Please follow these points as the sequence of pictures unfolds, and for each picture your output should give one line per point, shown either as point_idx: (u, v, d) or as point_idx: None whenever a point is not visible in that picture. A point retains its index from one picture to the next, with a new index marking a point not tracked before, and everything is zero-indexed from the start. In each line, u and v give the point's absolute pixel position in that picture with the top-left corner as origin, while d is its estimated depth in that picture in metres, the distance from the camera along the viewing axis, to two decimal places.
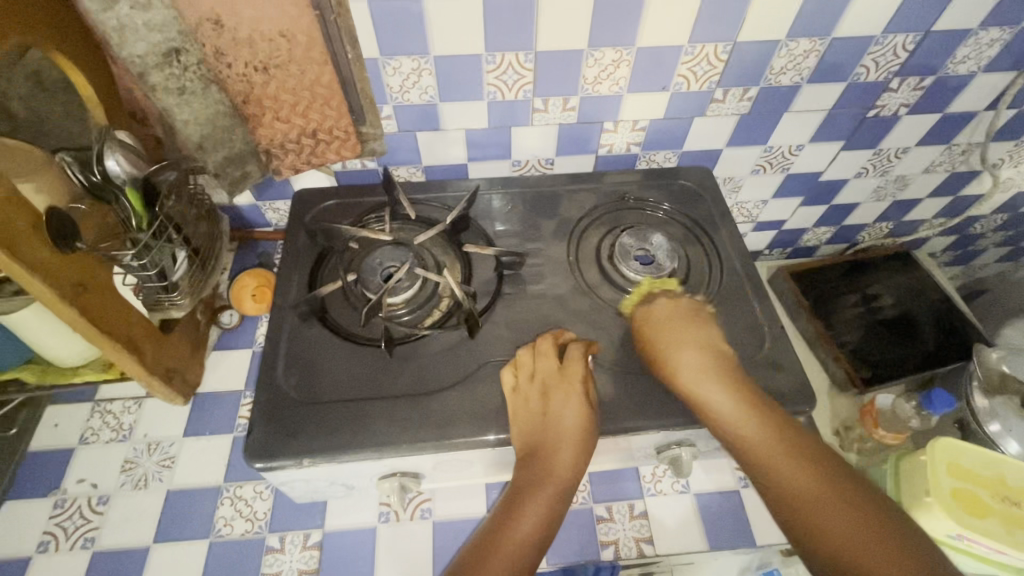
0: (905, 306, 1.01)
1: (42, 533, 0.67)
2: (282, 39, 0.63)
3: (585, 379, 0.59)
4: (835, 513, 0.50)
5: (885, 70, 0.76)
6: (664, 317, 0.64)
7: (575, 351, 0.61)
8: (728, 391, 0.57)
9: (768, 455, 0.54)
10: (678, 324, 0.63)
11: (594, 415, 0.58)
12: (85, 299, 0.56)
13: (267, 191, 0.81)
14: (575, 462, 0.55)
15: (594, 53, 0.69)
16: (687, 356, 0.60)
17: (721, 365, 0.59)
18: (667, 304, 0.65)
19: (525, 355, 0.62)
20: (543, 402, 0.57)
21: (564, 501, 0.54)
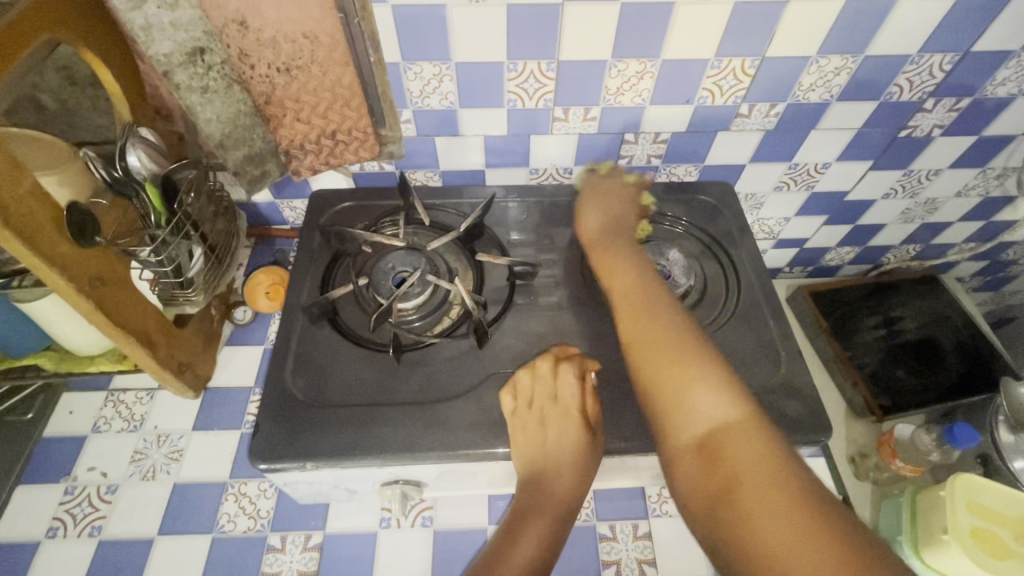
0: (930, 333, 0.97)
1: (52, 519, 0.68)
2: (305, 41, 0.63)
3: (580, 398, 0.59)
4: (671, 339, 0.55)
5: (920, 90, 0.73)
6: (591, 209, 0.74)
7: (564, 368, 0.61)
8: (622, 257, 0.67)
9: (631, 295, 0.61)
10: (598, 214, 0.73)
11: (596, 439, 0.57)
12: (102, 292, 0.57)
13: (286, 190, 0.82)
14: (570, 483, 0.55)
15: (617, 63, 0.68)
16: (595, 231, 0.71)
17: (619, 241, 0.69)
18: (589, 192, 0.76)
19: (527, 377, 0.61)
20: (539, 429, 0.57)
21: (567, 519, 0.55)
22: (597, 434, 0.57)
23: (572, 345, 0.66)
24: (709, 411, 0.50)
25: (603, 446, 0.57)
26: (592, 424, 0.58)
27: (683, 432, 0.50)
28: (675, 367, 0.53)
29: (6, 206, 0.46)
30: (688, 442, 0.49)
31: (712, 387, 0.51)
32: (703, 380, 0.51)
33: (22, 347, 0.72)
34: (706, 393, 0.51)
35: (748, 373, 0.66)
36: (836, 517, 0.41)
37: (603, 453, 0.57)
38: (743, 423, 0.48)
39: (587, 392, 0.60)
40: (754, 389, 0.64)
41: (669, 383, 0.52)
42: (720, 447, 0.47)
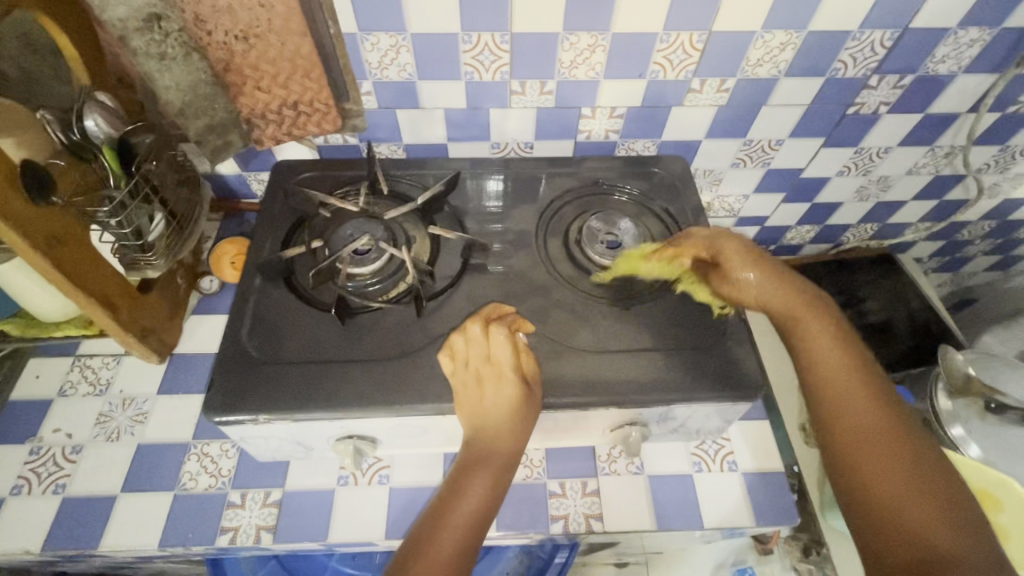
0: (886, 311, 1.01)
1: (17, 477, 0.70)
2: (262, 9, 0.65)
3: (515, 359, 0.61)
4: (888, 440, 0.56)
5: (864, 66, 0.76)
6: (742, 258, 0.68)
7: (499, 329, 0.62)
8: (819, 321, 0.63)
9: (839, 372, 0.60)
10: (759, 267, 0.67)
11: (533, 396, 0.59)
12: (60, 252, 0.58)
13: (252, 161, 0.83)
14: (512, 443, 0.59)
15: (569, 36, 0.70)
16: (768, 288, 0.66)
17: (812, 302, 0.65)
18: (719, 237, 0.70)
19: (466, 342, 0.62)
20: (480, 392, 0.59)
21: (512, 467, 0.59)
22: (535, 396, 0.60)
23: (525, 311, 0.68)
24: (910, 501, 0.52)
25: (540, 400, 0.60)
26: (530, 383, 0.60)
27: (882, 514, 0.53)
28: (886, 466, 0.54)
29: None
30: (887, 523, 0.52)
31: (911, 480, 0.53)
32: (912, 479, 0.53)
33: None
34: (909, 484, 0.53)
35: None
36: None
37: (540, 406, 0.60)
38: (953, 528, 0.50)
39: (527, 353, 0.63)
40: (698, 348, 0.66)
41: (865, 468, 0.55)
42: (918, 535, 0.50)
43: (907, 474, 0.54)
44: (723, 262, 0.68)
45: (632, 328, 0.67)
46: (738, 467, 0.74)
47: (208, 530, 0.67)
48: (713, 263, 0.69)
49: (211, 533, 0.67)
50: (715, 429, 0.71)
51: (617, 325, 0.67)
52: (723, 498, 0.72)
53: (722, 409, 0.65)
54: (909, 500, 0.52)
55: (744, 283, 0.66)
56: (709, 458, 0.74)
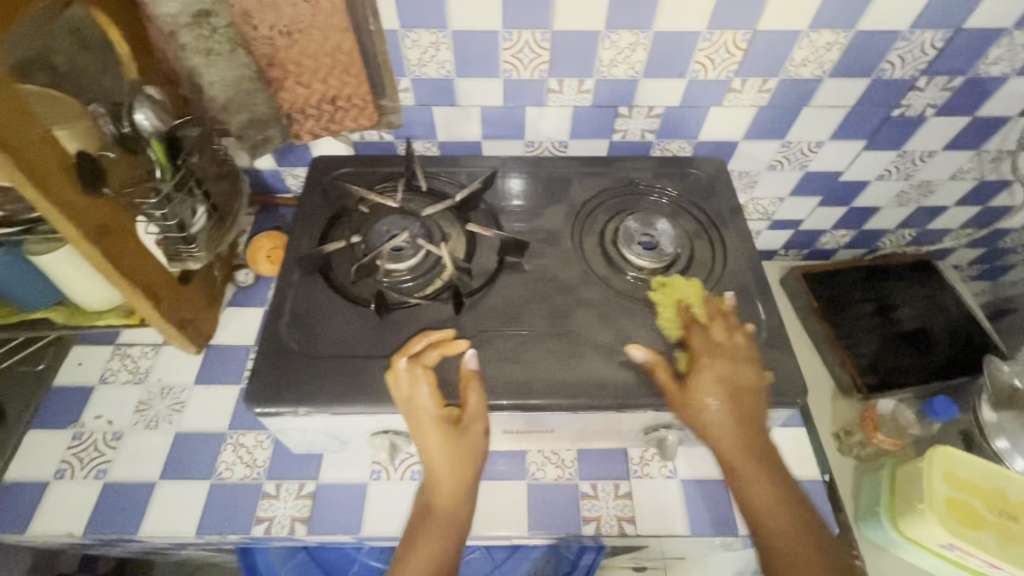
0: (923, 320, 0.97)
1: (60, 462, 0.72)
2: (305, 6, 0.65)
3: (439, 402, 0.58)
4: None
5: (912, 67, 0.74)
6: (711, 382, 0.60)
7: (417, 368, 0.59)
8: (741, 441, 0.58)
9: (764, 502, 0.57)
10: (726, 399, 0.59)
11: (466, 433, 0.58)
12: (109, 242, 0.59)
13: (288, 157, 0.84)
14: (457, 480, 0.59)
15: (611, 34, 0.69)
16: (727, 424, 0.59)
17: (740, 420, 0.59)
18: (710, 342, 0.63)
19: (392, 391, 0.59)
20: (414, 435, 0.59)
21: (462, 500, 0.60)
22: (470, 432, 0.58)
23: (560, 311, 0.67)
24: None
25: (475, 433, 0.58)
26: (464, 423, 0.58)
27: None
28: None
29: (19, 145, 0.48)
30: None
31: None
32: None
33: (35, 300, 0.76)
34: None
35: None
36: None
37: (476, 439, 0.58)
38: None
39: (467, 389, 0.59)
40: None
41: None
42: None
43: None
44: (693, 380, 0.60)
45: (669, 330, 0.66)
46: None
47: (244, 519, 0.68)
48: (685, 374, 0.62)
49: (247, 523, 0.68)
50: None
51: (654, 327, 0.66)
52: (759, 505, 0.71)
53: None
54: None
55: (703, 416, 0.59)
56: None
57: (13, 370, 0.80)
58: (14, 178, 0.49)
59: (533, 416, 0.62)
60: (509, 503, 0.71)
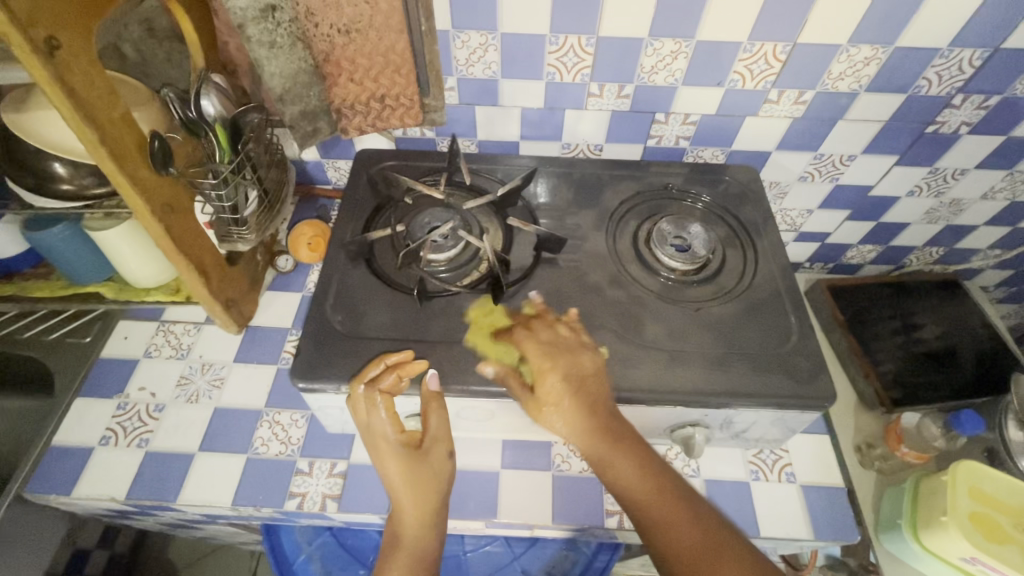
0: (948, 339, 0.97)
1: (105, 429, 0.75)
2: (365, 6, 0.68)
3: (398, 426, 0.61)
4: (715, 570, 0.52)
5: (948, 85, 0.75)
6: (556, 384, 0.59)
7: (374, 395, 0.59)
8: (586, 425, 0.59)
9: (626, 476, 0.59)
10: (566, 398, 0.59)
11: (424, 454, 0.61)
12: (170, 219, 0.62)
13: (333, 150, 0.88)
14: (422, 505, 0.61)
15: (653, 42, 0.72)
16: (578, 412, 0.59)
17: (590, 402, 0.59)
18: (543, 346, 0.61)
19: (353, 413, 0.61)
20: (376, 461, 0.62)
21: (428, 532, 0.61)
22: (431, 453, 0.62)
23: (591, 307, 0.69)
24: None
25: (433, 454, 0.62)
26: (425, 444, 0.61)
27: None
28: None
29: (101, 119, 0.51)
30: None
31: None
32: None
33: (88, 275, 0.80)
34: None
35: (761, 341, 0.67)
36: None
37: (435, 460, 0.62)
38: None
39: (429, 410, 0.61)
40: (763, 355, 0.66)
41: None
42: None
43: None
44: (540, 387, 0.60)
45: (699, 330, 0.67)
46: (797, 479, 0.74)
47: (278, 494, 0.70)
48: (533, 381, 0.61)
49: (281, 497, 0.70)
50: (775, 439, 0.71)
51: (685, 326, 0.68)
52: (781, 509, 0.72)
53: (785, 417, 0.65)
54: None
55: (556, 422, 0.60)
56: (767, 468, 0.74)
57: (63, 341, 0.83)
58: (92, 148, 0.52)
59: None
60: (534, 493, 0.72)
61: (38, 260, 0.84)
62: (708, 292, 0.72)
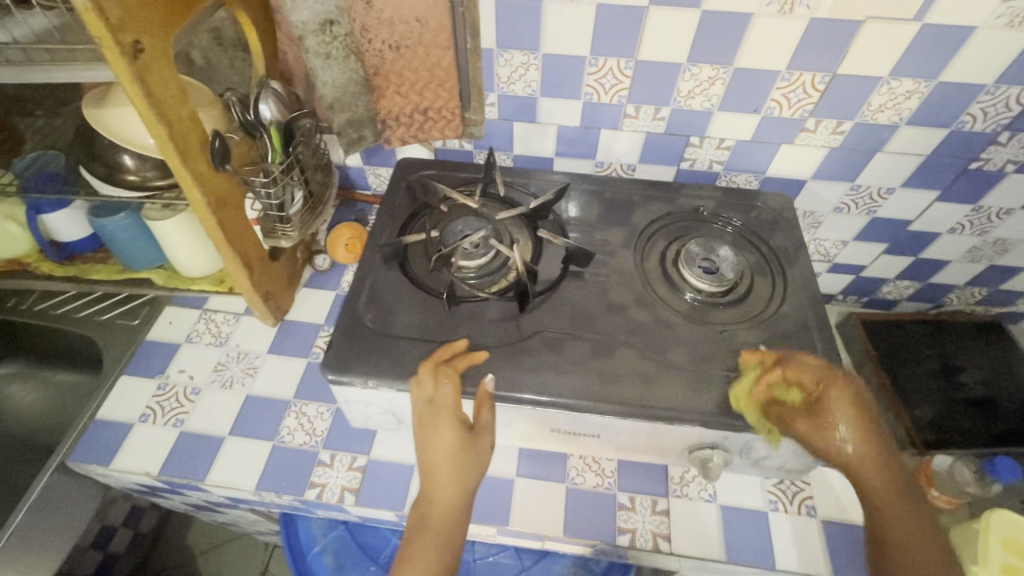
0: (988, 383, 0.94)
1: (145, 407, 0.79)
2: (416, 24, 0.72)
3: (458, 404, 0.62)
4: None
5: (994, 121, 0.74)
6: (839, 401, 0.62)
7: (444, 369, 0.63)
8: (854, 434, 0.61)
9: (886, 501, 0.59)
10: (853, 423, 0.61)
11: (474, 440, 0.62)
12: (223, 213, 0.66)
13: (374, 157, 0.92)
14: (456, 489, 0.61)
15: (691, 68, 0.73)
16: (851, 421, 0.61)
17: (861, 413, 0.62)
18: (818, 371, 0.64)
19: (414, 386, 0.63)
20: (423, 433, 0.62)
21: (458, 510, 0.61)
22: (480, 442, 0.62)
23: (615, 322, 0.70)
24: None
25: (483, 442, 0.62)
26: (475, 430, 0.62)
27: None
28: None
29: (170, 115, 0.56)
30: None
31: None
32: None
33: (142, 261, 0.85)
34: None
35: None
36: None
37: (483, 449, 0.62)
38: None
39: (481, 404, 0.63)
40: None
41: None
42: None
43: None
44: (820, 403, 0.62)
45: (722, 352, 0.67)
46: (817, 513, 0.72)
47: (300, 482, 0.72)
48: (809, 400, 0.63)
49: (302, 486, 0.72)
50: (796, 470, 0.70)
51: (709, 348, 0.68)
52: (798, 543, 0.70)
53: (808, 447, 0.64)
54: None
55: (841, 446, 0.60)
56: (785, 499, 0.73)
57: (113, 322, 0.89)
58: (161, 143, 0.56)
59: (582, 418, 0.65)
60: (547, 504, 0.72)
61: (99, 244, 0.90)
62: (735, 315, 0.72)
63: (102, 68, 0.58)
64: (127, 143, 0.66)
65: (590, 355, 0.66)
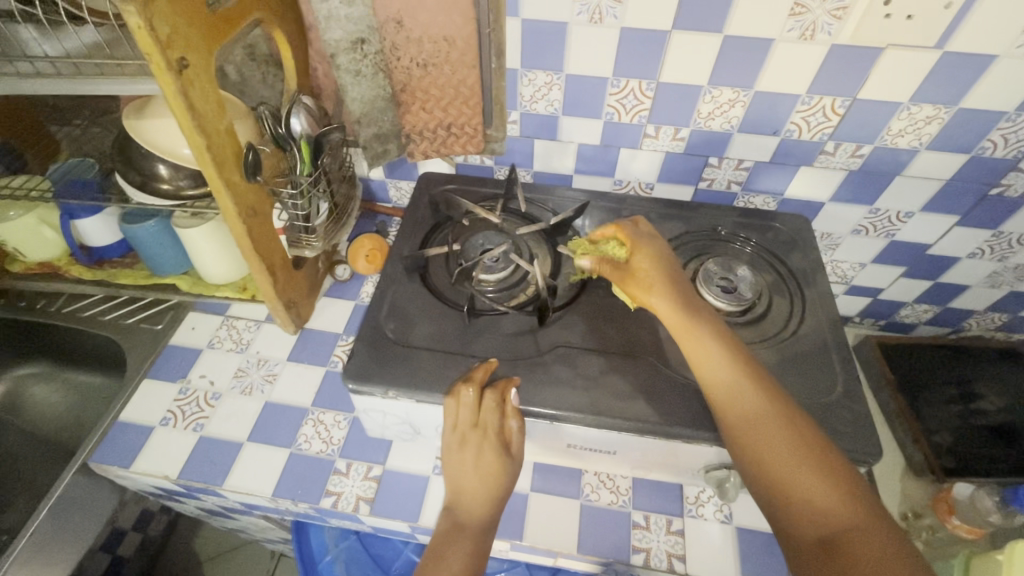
0: (1010, 411, 0.92)
1: (166, 411, 0.80)
2: (444, 43, 0.74)
3: (498, 427, 0.64)
4: (789, 447, 0.54)
5: (1015, 148, 0.74)
6: (644, 259, 0.68)
7: (490, 395, 0.63)
8: (661, 284, 0.66)
9: (697, 346, 0.61)
10: (657, 276, 0.66)
11: (510, 460, 0.64)
12: (252, 222, 0.68)
13: (397, 171, 0.94)
14: (490, 505, 0.62)
15: (712, 90, 0.75)
16: (659, 271, 0.67)
17: (665, 264, 0.68)
18: (640, 232, 0.71)
19: (456, 411, 0.63)
20: (460, 452, 0.63)
21: (492, 524, 0.62)
22: (514, 459, 0.65)
23: (632, 339, 0.70)
24: (828, 513, 0.51)
25: (517, 461, 0.65)
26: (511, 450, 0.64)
27: (808, 531, 0.51)
28: (771, 449, 0.55)
29: (209, 127, 0.58)
30: (813, 535, 0.50)
31: (849, 501, 0.51)
32: (811, 473, 0.53)
33: (169, 267, 0.88)
34: (832, 509, 0.51)
35: (804, 389, 0.67)
36: (873, 524, 0.49)
37: (516, 467, 0.65)
38: (859, 520, 0.50)
39: (517, 424, 0.64)
40: (805, 403, 0.65)
41: (798, 494, 0.52)
42: (846, 539, 0.49)
43: (883, 557, 0.47)
44: (632, 262, 0.68)
45: None
46: None
47: (316, 490, 0.73)
48: (625, 261, 0.69)
49: (318, 494, 0.73)
50: None
51: None
52: None
53: None
54: (795, 484, 0.53)
55: (650, 301, 0.65)
56: None
57: (138, 326, 0.91)
58: (199, 154, 0.58)
59: (599, 434, 0.65)
60: (560, 520, 0.72)
61: (128, 249, 0.92)
62: (753, 334, 0.72)
63: (150, 82, 0.60)
64: (153, 148, 0.69)
65: (608, 370, 0.66)
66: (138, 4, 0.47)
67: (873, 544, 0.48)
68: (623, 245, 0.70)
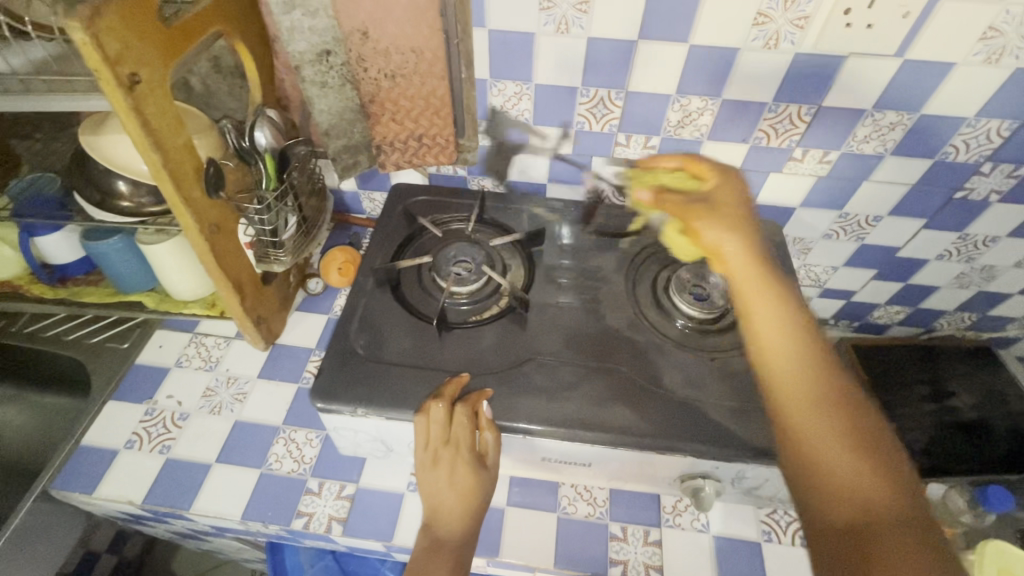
0: (981, 410, 0.93)
1: (131, 433, 0.78)
2: (412, 54, 0.72)
3: (472, 441, 0.62)
4: (835, 426, 0.49)
5: (976, 153, 0.76)
6: (722, 193, 0.61)
7: (462, 409, 0.62)
8: (737, 227, 0.59)
9: (756, 301, 0.56)
10: (740, 218, 0.59)
11: (486, 474, 0.63)
12: (216, 238, 0.66)
13: (370, 181, 0.93)
14: (468, 521, 0.61)
15: (681, 99, 0.75)
16: (740, 212, 0.60)
17: (744, 207, 0.61)
18: (716, 165, 0.64)
19: (426, 429, 0.62)
20: (433, 471, 0.62)
21: (470, 540, 0.60)
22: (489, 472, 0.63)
23: (605, 347, 0.70)
24: (865, 500, 0.46)
25: (492, 475, 0.64)
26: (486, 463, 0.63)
27: (837, 517, 0.46)
28: (815, 423, 0.50)
29: (165, 143, 0.56)
30: (844, 521, 0.46)
31: (893, 492, 0.46)
32: (853, 458, 0.48)
33: (134, 284, 0.85)
34: (872, 495, 0.46)
35: None
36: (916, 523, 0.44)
37: (492, 480, 0.64)
38: (898, 515, 0.45)
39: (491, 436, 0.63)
40: None
41: (833, 476, 0.48)
42: (878, 533, 0.44)
43: (913, 553, 0.42)
44: (713, 195, 0.61)
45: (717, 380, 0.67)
46: None
47: (287, 511, 0.71)
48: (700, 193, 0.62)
49: (289, 515, 0.71)
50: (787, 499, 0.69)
51: (711, 374, 0.67)
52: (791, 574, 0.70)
53: None
54: (836, 465, 0.48)
55: (720, 242, 0.58)
56: (780, 529, 0.72)
57: (103, 345, 0.88)
58: (155, 171, 0.57)
59: (573, 447, 0.64)
60: (537, 534, 0.71)
61: (93, 266, 0.90)
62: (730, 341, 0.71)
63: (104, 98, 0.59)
64: (110, 164, 0.67)
65: (581, 381, 0.66)
66: (83, 20, 0.45)
67: (907, 539, 0.43)
68: (695, 179, 0.64)
